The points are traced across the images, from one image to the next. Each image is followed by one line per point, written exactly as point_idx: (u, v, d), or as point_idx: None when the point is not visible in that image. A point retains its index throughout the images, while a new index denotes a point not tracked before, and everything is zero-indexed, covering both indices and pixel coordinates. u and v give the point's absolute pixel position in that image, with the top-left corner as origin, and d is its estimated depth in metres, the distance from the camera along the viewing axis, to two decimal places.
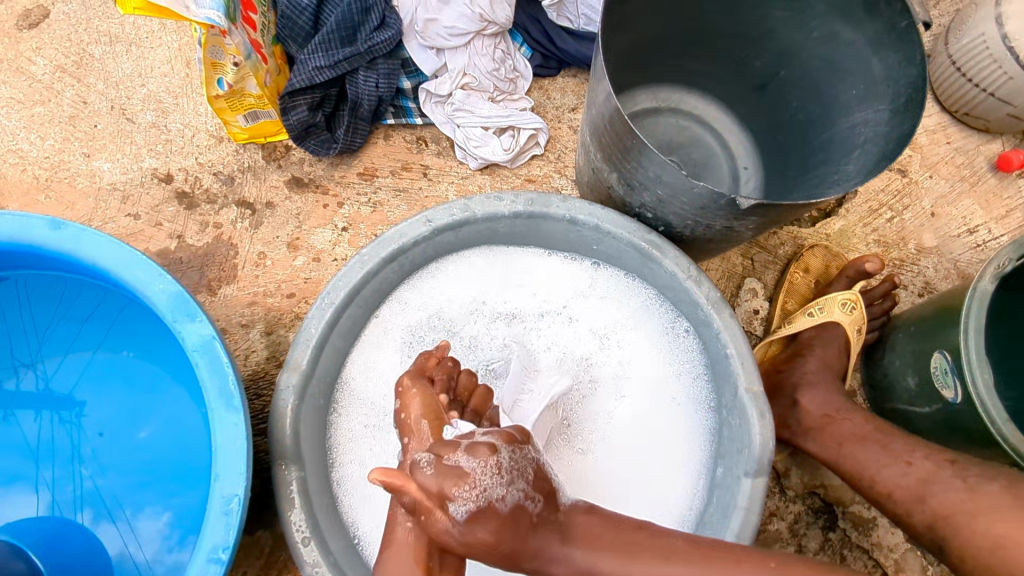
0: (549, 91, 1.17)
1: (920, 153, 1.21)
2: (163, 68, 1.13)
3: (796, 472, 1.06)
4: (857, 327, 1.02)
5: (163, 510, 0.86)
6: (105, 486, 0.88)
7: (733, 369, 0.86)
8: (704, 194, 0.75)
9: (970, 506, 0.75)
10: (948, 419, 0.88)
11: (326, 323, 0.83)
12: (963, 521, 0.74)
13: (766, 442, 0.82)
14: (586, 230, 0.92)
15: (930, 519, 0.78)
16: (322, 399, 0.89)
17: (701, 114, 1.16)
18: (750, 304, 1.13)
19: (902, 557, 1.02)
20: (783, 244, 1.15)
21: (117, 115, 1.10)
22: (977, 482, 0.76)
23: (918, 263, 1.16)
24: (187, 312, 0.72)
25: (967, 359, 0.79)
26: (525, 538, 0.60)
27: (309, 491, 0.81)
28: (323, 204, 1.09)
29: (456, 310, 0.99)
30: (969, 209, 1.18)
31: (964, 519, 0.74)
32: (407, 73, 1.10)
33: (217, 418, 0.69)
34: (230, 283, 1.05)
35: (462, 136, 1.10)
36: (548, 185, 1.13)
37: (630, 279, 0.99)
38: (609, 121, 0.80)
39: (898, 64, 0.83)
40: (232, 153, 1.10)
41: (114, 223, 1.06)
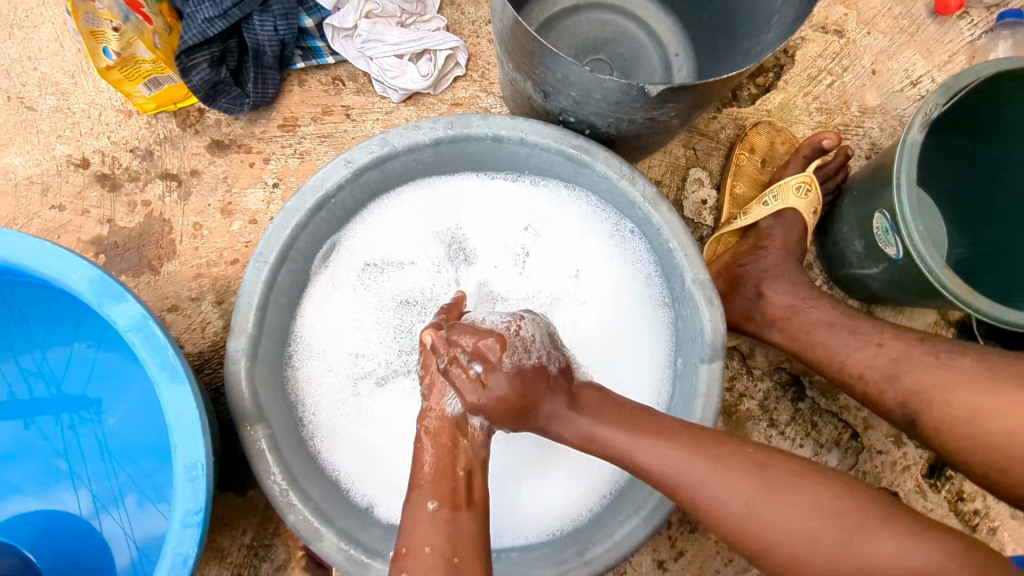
0: (462, 5, 1.11)
1: (856, 9, 1.16)
2: (53, 47, 1.06)
3: (761, 352, 1.07)
4: (813, 209, 1.01)
5: (150, 485, 0.89)
6: (90, 474, 0.90)
7: (678, 262, 0.86)
8: (615, 88, 0.73)
9: (944, 382, 0.75)
10: (897, 274, 0.89)
11: (264, 282, 0.82)
12: (934, 393, 0.75)
13: (718, 327, 0.83)
14: (513, 146, 0.89)
15: (902, 396, 0.79)
16: (276, 359, 0.89)
17: (623, 4, 1.11)
18: (698, 195, 1.11)
19: (870, 414, 1.06)
20: (724, 128, 1.12)
21: (16, 105, 1.05)
22: None
23: (862, 125, 1.13)
24: (113, 294, 0.71)
25: (902, 215, 0.79)
26: (544, 399, 0.71)
27: (280, 447, 0.82)
28: (249, 163, 1.06)
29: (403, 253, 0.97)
30: (911, 60, 1.15)
31: (935, 392, 0.75)
32: (307, 10, 1.03)
33: (164, 392, 0.70)
34: (171, 259, 1.03)
35: (378, 69, 1.05)
36: (476, 107, 1.09)
37: (569, 187, 0.97)
38: (510, 29, 0.76)
39: None
40: (145, 126, 1.05)
41: (40, 217, 1.03)
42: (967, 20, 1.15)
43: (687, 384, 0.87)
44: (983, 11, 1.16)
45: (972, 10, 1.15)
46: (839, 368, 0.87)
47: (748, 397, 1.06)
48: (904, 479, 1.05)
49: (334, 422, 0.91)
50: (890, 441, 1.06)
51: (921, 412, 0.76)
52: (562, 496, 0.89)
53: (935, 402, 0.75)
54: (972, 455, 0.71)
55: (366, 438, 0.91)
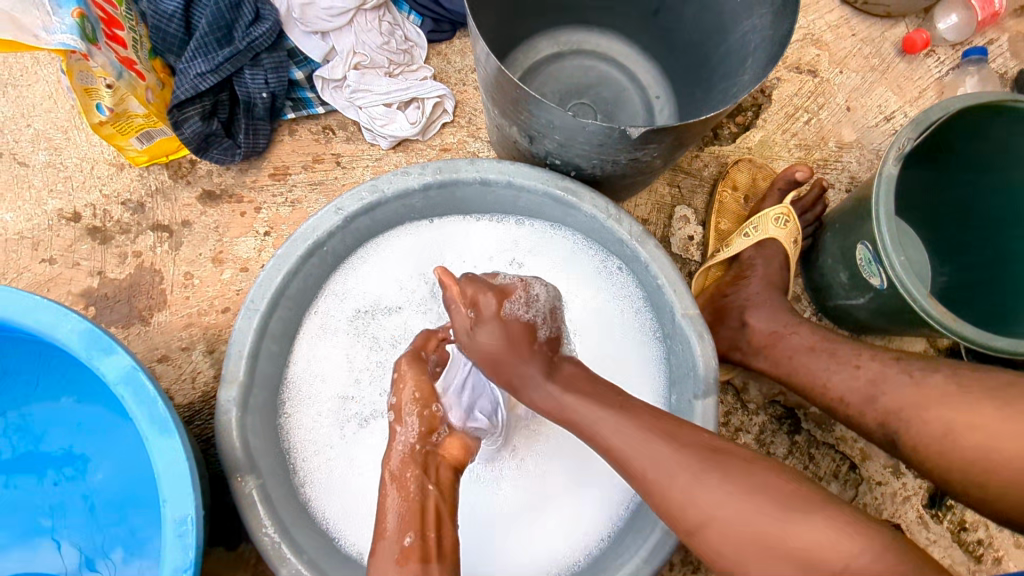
0: (448, 55, 1.14)
1: (827, 50, 1.20)
2: (46, 104, 1.08)
3: (754, 386, 1.07)
4: (793, 239, 1.03)
5: (128, 542, 0.86)
6: (67, 534, 0.87)
7: (668, 298, 0.87)
8: (598, 131, 0.75)
9: (916, 400, 0.75)
10: (882, 303, 0.90)
11: (254, 331, 0.82)
12: (912, 414, 0.74)
13: (709, 362, 0.84)
14: (501, 189, 0.91)
15: (880, 417, 0.78)
16: (267, 408, 0.88)
17: (605, 50, 1.14)
18: (685, 231, 1.13)
19: (867, 444, 1.06)
20: (706, 166, 1.14)
21: (8, 161, 1.06)
22: None
23: (840, 160, 1.16)
24: (102, 347, 0.70)
25: (884, 246, 0.80)
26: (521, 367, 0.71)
27: (271, 498, 0.81)
28: (241, 212, 1.07)
29: (394, 295, 0.98)
30: (883, 97, 1.19)
31: (912, 411, 0.74)
32: (297, 63, 1.06)
33: (152, 444, 0.69)
34: (162, 309, 1.03)
35: (367, 118, 1.08)
36: (464, 151, 1.12)
37: (556, 228, 0.99)
38: (495, 78, 0.79)
39: None
40: (136, 178, 1.07)
41: (30, 272, 1.03)
42: (934, 58, 1.20)
43: (681, 422, 0.87)
44: (948, 48, 1.20)
45: (938, 48, 1.20)
46: (821, 393, 0.86)
47: (744, 431, 1.06)
48: (905, 510, 1.04)
49: (328, 467, 0.90)
50: (889, 472, 1.05)
51: (903, 434, 0.75)
52: (559, 529, 0.87)
53: (915, 424, 0.74)
54: (954, 474, 0.70)
55: (356, 483, 0.89)
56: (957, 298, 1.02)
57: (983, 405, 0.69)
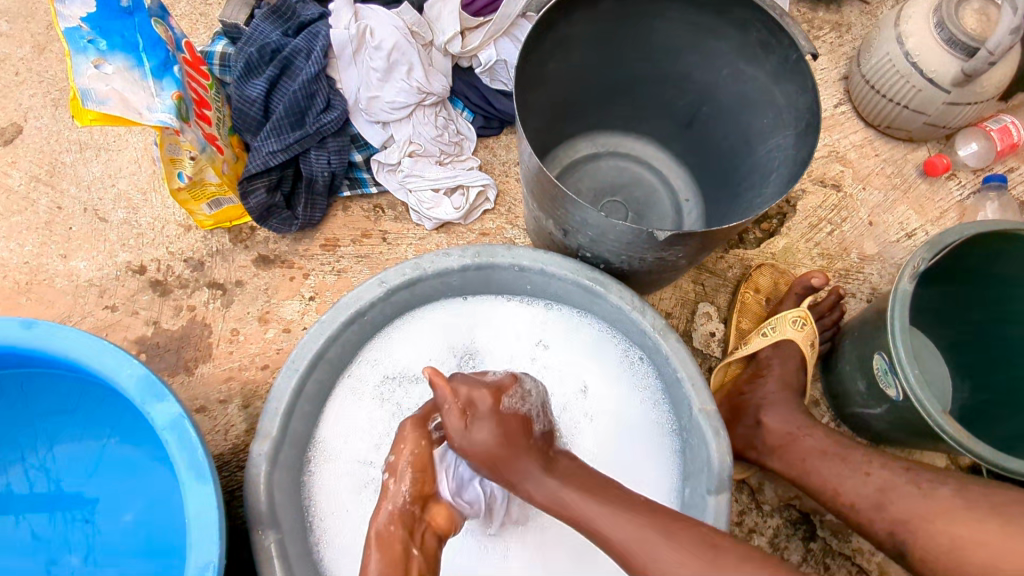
0: (494, 148, 1.24)
1: (851, 167, 1.27)
2: (132, 168, 1.20)
3: (769, 486, 1.07)
4: (810, 341, 1.05)
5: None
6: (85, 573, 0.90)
7: (686, 392, 0.90)
8: (627, 230, 0.81)
9: (924, 510, 0.75)
10: (899, 414, 0.92)
11: (292, 389, 0.87)
12: (917, 526, 0.75)
13: (724, 458, 0.86)
14: (534, 275, 0.97)
15: (889, 527, 0.78)
16: (293, 465, 0.91)
17: (640, 154, 1.23)
18: (706, 327, 1.16)
19: (884, 558, 1.04)
20: (731, 267, 1.19)
21: (90, 216, 1.17)
22: None
23: (862, 271, 1.20)
24: (154, 393, 0.76)
25: (899, 359, 0.83)
26: (521, 458, 0.75)
27: (288, 555, 0.83)
28: (290, 277, 1.15)
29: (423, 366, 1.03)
30: (905, 214, 1.24)
31: (918, 524, 0.75)
32: (358, 147, 1.17)
33: (187, 490, 0.73)
34: (206, 361, 1.09)
35: (416, 200, 1.17)
36: (501, 237, 1.19)
37: (583, 315, 1.04)
38: (535, 174, 0.87)
39: (796, 92, 0.89)
40: (200, 239, 1.16)
41: (93, 316, 1.11)
42: (955, 181, 1.26)
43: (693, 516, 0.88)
44: (970, 173, 1.26)
45: (959, 172, 1.26)
46: (832, 497, 0.85)
47: (758, 532, 1.05)
48: None
49: (343, 529, 0.92)
50: None
51: (911, 547, 0.75)
52: None
53: (922, 536, 0.74)
54: None
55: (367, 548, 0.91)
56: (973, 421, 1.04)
57: (993, 522, 0.70)
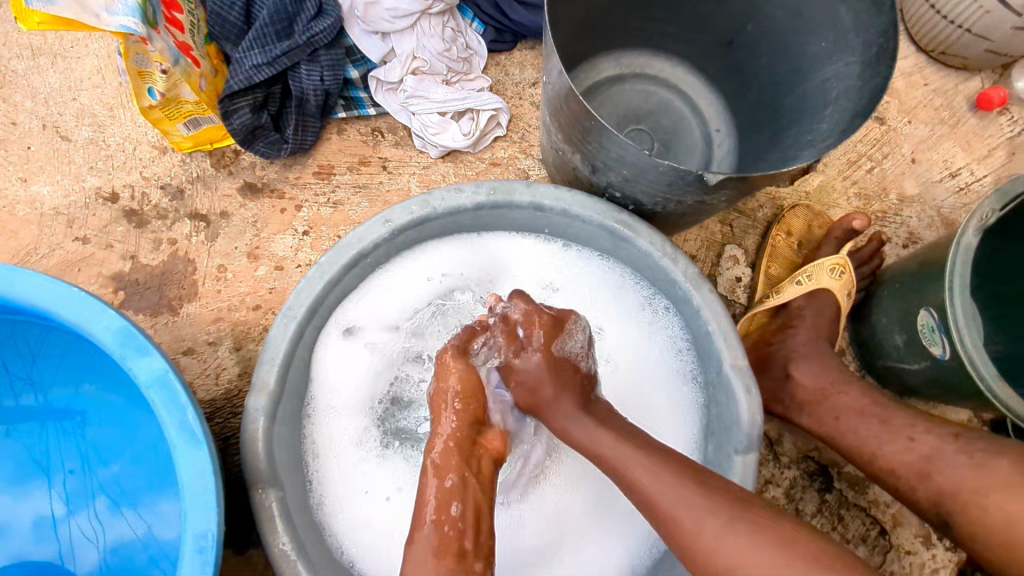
0: (507, 66, 1.11)
1: (897, 97, 1.16)
2: (94, 79, 1.06)
3: (789, 438, 1.04)
4: (847, 291, 0.99)
5: (140, 552, 0.85)
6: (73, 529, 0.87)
7: (716, 346, 0.84)
8: (670, 172, 0.71)
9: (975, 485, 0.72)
10: (939, 374, 0.87)
11: (289, 340, 0.79)
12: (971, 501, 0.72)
13: (755, 417, 0.80)
14: (554, 215, 0.88)
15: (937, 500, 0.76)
16: (293, 417, 0.85)
17: (669, 77, 1.11)
18: (732, 272, 1.09)
19: (900, 510, 1.02)
20: (762, 206, 1.10)
21: (50, 134, 1.04)
22: None
23: (900, 213, 1.12)
24: (137, 347, 0.68)
25: (955, 320, 0.76)
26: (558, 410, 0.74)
27: (290, 510, 0.78)
28: (281, 209, 1.04)
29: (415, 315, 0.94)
30: (951, 152, 1.15)
31: (972, 499, 0.72)
32: (354, 62, 1.03)
33: (179, 453, 0.66)
34: (192, 300, 1.00)
35: (419, 124, 1.04)
36: (514, 167, 1.08)
37: (604, 257, 0.95)
38: (565, 102, 0.76)
39: (866, 12, 0.77)
40: (178, 163, 1.04)
41: (62, 249, 1.00)
42: (1007, 116, 1.15)
43: (717, 474, 0.84)
44: None
45: (1013, 106, 1.16)
46: (870, 460, 0.84)
47: (774, 483, 1.03)
48: None
49: (344, 483, 0.87)
50: (920, 541, 1.01)
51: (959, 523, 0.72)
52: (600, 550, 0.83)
53: (974, 512, 0.72)
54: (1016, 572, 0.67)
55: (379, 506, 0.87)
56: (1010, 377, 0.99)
57: None
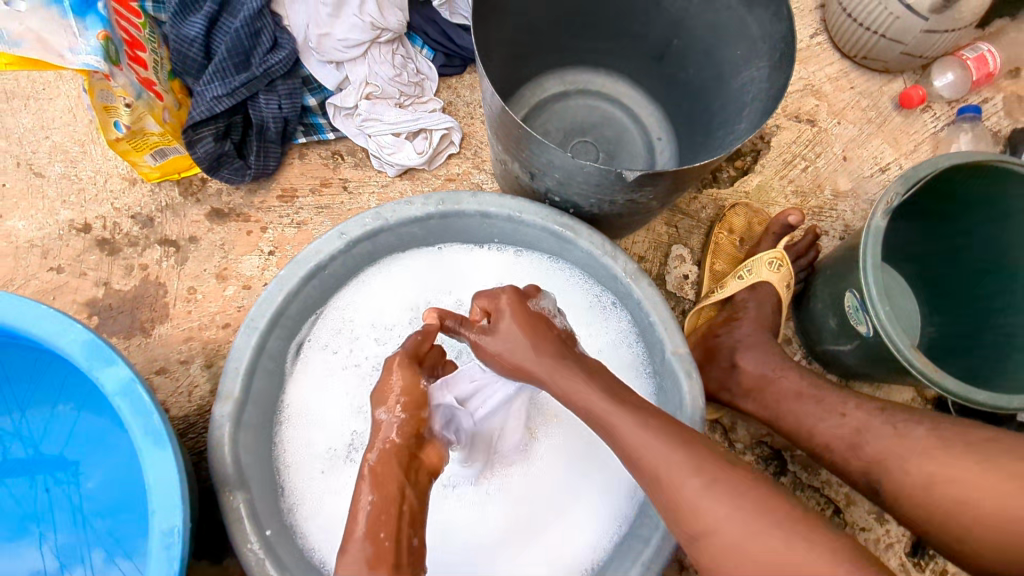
0: (458, 88, 1.18)
1: (826, 101, 1.24)
2: (65, 118, 1.12)
3: (742, 425, 1.08)
4: (786, 282, 1.05)
5: None
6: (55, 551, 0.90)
7: (658, 336, 0.89)
8: (595, 172, 0.78)
9: None
10: (869, 351, 0.92)
11: (252, 349, 0.83)
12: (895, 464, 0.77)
13: (697, 400, 0.85)
14: (500, 221, 0.93)
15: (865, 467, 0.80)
16: (261, 426, 0.89)
17: (610, 91, 1.18)
18: (680, 270, 1.15)
19: (851, 490, 1.06)
20: (704, 207, 1.17)
21: (24, 171, 1.09)
22: None
23: (835, 208, 1.19)
24: (103, 358, 0.72)
25: (870, 295, 0.82)
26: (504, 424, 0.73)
27: (258, 512, 0.81)
28: (247, 231, 1.10)
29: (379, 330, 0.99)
30: (879, 148, 1.22)
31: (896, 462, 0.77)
32: (310, 91, 1.10)
33: (146, 456, 0.70)
34: (163, 322, 1.05)
35: (375, 145, 1.11)
36: (468, 182, 1.15)
37: (553, 260, 1.00)
38: (498, 115, 0.82)
39: (770, 21, 0.84)
40: (148, 193, 1.09)
41: (37, 279, 1.05)
42: (930, 113, 1.23)
43: None
44: (945, 105, 1.24)
45: (934, 104, 1.24)
46: (809, 438, 0.88)
47: None
48: (888, 558, 1.03)
49: (311, 487, 0.90)
50: (873, 519, 1.05)
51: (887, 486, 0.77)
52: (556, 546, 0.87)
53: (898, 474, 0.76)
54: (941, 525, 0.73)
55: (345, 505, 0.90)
56: (938, 352, 1.04)
57: (964, 460, 0.72)
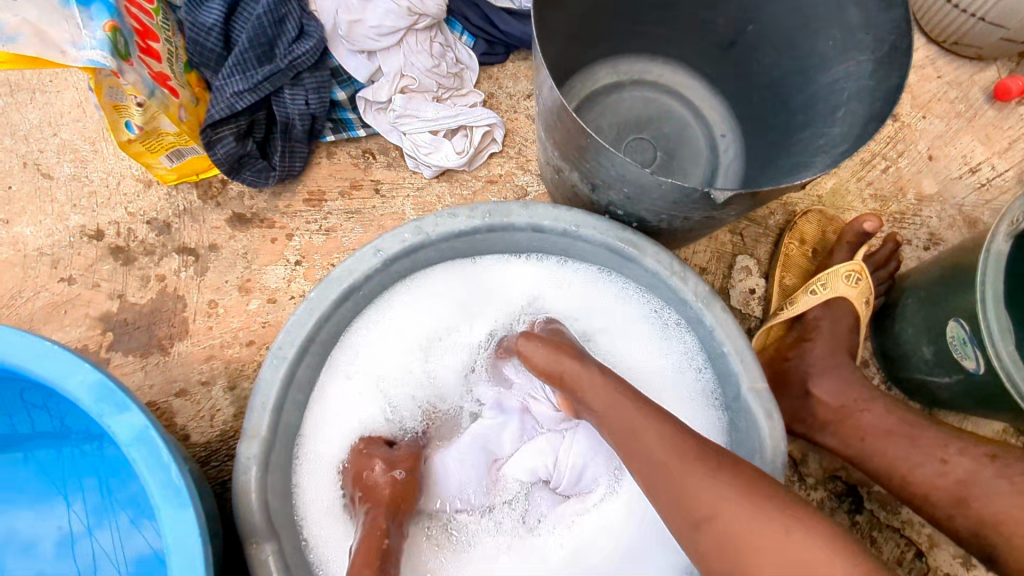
0: (500, 78, 1.07)
1: (910, 92, 1.11)
2: (75, 113, 1.02)
3: (813, 457, 0.98)
4: (865, 297, 0.94)
5: None
6: None
7: (732, 367, 0.79)
8: (674, 189, 0.67)
9: None
10: (972, 387, 0.82)
11: (280, 382, 0.74)
12: None
13: (778, 442, 0.75)
14: (553, 235, 0.83)
15: None
16: (289, 463, 0.80)
17: (669, 82, 1.06)
18: (745, 283, 1.04)
19: (934, 530, 0.96)
20: (773, 213, 1.05)
21: (31, 172, 1.00)
22: None
23: (919, 214, 1.07)
24: (114, 402, 0.64)
25: (988, 331, 0.71)
26: None
27: (288, 563, 0.73)
28: (272, 239, 1.00)
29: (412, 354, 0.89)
30: (969, 146, 1.09)
31: None
32: (340, 83, 0.99)
33: (163, 516, 0.62)
34: (183, 339, 0.96)
35: (411, 144, 1.00)
36: (512, 184, 1.04)
37: (604, 273, 0.90)
38: (559, 119, 0.71)
39: (877, 8, 0.72)
40: (164, 197, 1.00)
41: (48, 290, 0.97)
42: None
43: None
44: None
45: None
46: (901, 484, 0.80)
47: None
48: None
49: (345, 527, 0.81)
50: (958, 563, 0.95)
51: None
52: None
53: None
54: None
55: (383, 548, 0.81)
56: None
57: None
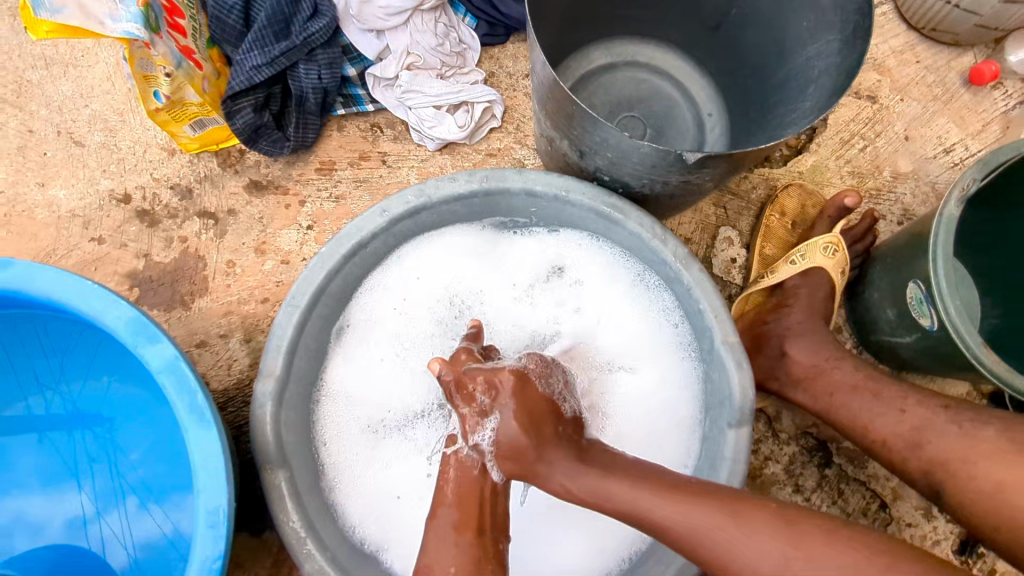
0: (500, 58, 1.14)
1: (889, 76, 1.17)
2: (104, 86, 1.10)
3: (787, 415, 1.05)
4: (841, 269, 1.00)
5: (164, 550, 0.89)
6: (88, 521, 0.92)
7: (707, 323, 0.85)
8: (652, 153, 0.74)
9: None
10: (930, 346, 0.89)
11: (294, 328, 0.82)
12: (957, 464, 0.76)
13: (746, 390, 0.82)
14: (546, 200, 0.90)
15: None
16: (300, 404, 0.88)
17: (659, 64, 1.13)
18: (727, 253, 1.11)
19: (899, 484, 1.03)
20: (755, 188, 1.12)
21: (64, 140, 1.08)
22: (973, 427, 0.78)
23: (894, 190, 1.13)
24: (148, 335, 0.71)
25: (938, 287, 0.78)
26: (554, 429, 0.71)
27: (300, 491, 0.81)
28: (286, 205, 1.08)
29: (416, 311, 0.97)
30: (944, 127, 1.15)
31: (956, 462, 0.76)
32: (351, 60, 1.07)
33: (192, 435, 0.70)
34: (203, 295, 1.04)
35: (416, 118, 1.08)
36: (510, 157, 1.11)
37: (592, 238, 0.97)
38: (550, 89, 0.78)
39: None
40: (186, 164, 1.08)
41: (80, 249, 1.05)
42: (1001, 91, 1.16)
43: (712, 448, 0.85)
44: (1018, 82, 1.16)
45: (1006, 80, 1.16)
46: (863, 433, 0.87)
47: (773, 460, 1.04)
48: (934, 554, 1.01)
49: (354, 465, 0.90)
50: (920, 514, 1.02)
51: None
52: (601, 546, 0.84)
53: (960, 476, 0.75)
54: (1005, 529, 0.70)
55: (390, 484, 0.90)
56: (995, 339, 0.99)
57: None
